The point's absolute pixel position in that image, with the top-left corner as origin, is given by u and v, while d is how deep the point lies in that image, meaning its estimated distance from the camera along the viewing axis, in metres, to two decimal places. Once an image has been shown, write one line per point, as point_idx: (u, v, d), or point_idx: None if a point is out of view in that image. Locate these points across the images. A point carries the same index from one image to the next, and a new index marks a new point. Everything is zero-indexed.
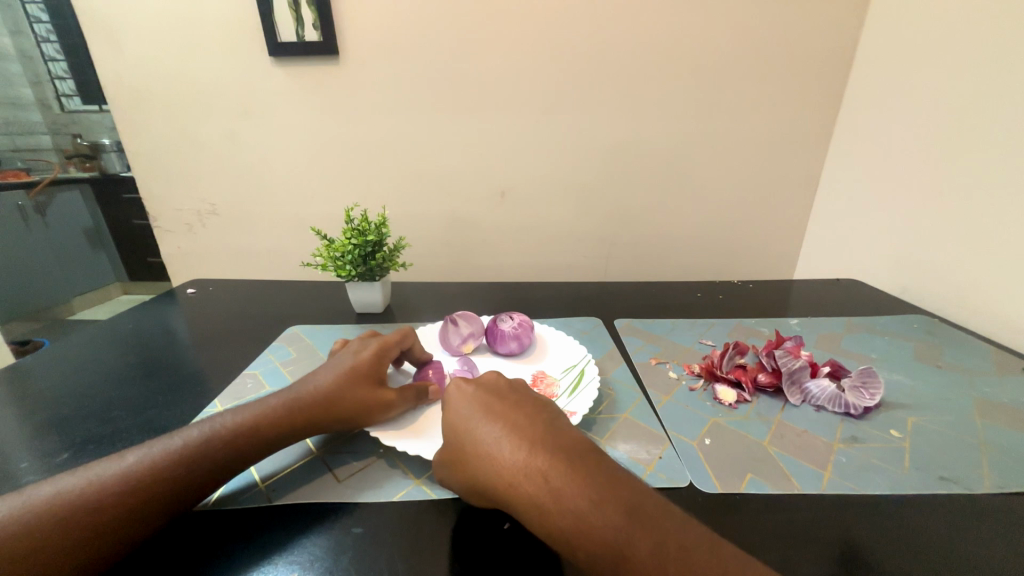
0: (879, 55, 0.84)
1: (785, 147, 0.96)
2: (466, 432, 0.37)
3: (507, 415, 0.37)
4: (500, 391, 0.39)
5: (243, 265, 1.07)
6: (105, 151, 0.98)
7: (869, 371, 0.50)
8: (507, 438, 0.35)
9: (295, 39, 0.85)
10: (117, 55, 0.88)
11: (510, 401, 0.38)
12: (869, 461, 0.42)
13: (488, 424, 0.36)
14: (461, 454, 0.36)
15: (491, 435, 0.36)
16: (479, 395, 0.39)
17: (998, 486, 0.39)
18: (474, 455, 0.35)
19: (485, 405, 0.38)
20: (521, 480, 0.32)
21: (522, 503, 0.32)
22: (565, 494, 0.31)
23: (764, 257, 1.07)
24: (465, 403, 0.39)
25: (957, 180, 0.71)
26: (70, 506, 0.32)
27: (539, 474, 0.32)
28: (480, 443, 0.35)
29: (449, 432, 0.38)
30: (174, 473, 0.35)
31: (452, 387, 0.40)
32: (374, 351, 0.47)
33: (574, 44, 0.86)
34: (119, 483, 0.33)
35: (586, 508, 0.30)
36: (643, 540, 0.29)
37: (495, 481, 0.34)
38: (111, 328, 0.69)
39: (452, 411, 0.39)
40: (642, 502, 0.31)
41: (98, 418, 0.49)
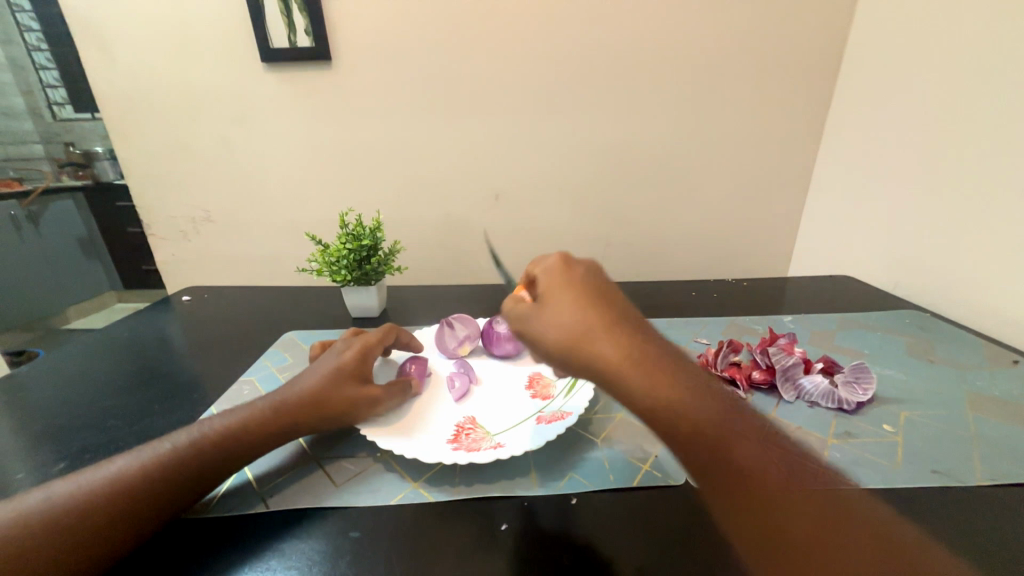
0: (866, 54, 0.85)
1: (777, 146, 0.96)
2: (572, 306, 0.33)
3: (614, 299, 0.34)
4: (601, 277, 0.36)
5: (238, 272, 1.07)
6: (99, 159, 0.99)
7: (862, 366, 0.51)
8: (616, 325, 0.32)
9: (287, 45, 0.85)
10: (109, 63, 0.88)
11: (613, 289, 0.35)
12: (863, 456, 0.42)
13: (598, 306, 0.33)
14: (563, 322, 0.32)
15: (601, 315, 0.32)
16: (586, 274, 0.35)
17: (990, 477, 0.39)
18: (581, 330, 0.32)
19: (590, 287, 0.34)
20: (636, 365, 0.30)
21: (625, 381, 0.30)
22: (674, 387, 0.30)
23: (758, 256, 1.07)
24: (571, 279, 0.34)
25: (945, 176, 0.72)
26: (60, 512, 0.32)
27: (654, 363, 0.30)
28: (585, 321, 0.32)
29: (551, 302, 0.34)
30: (164, 479, 0.35)
31: (553, 260, 0.37)
32: (358, 349, 0.47)
33: (566, 47, 0.87)
34: (109, 488, 0.33)
35: (698, 409, 0.29)
36: (745, 442, 0.29)
37: (599, 355, 0.31)
38: (105, 337, 0.69)
39: (559, 282, 0.34)
40: (738, 412, 0.30)
41: (94, 427, 0.49)
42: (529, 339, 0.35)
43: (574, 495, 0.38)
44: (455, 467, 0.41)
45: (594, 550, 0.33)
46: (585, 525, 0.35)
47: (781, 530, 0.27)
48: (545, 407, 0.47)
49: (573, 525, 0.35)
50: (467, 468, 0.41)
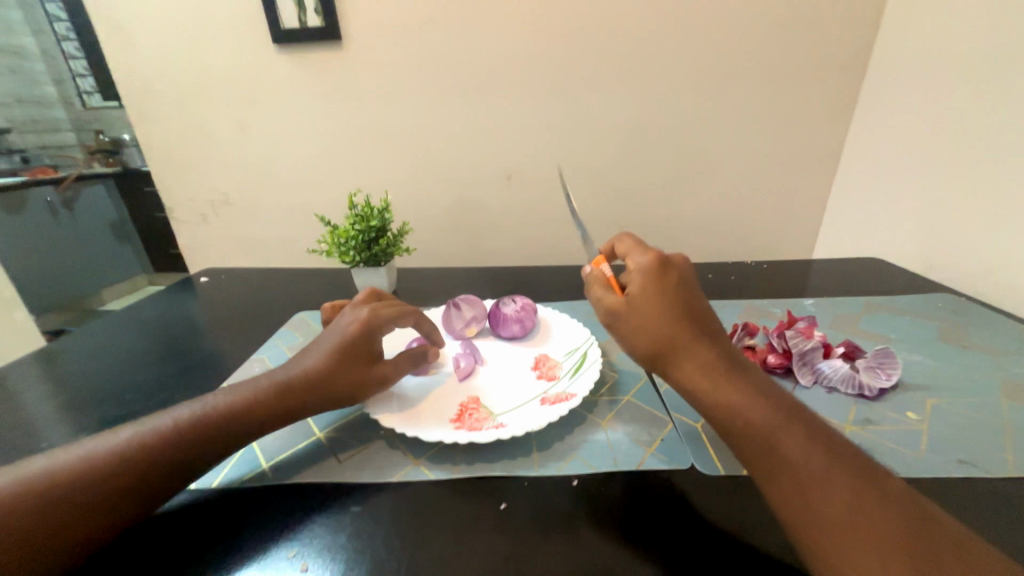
0: (907, 17, 0.79)
1: (804, 120, 0.91)
2: (660, 305, 0.37)
3: (698, 306, 0.38)
4: (686, 284, 0.39)
5: (255, 254, 1.09)
6: (126, 146, 1.02)
7: (886, 351, 0.48)
8: (697, 329, 0.36)
9: (297, 24, 0.84)
10: (125, 47, 0.89)
11: (698, 296, 0.39)
12: (882, 444, 0.40)
13: (683, 310, 0.37)
14: (651, 320, 0.37)
15: (686, 319, 0.36)
16: (675, 280, 0.39)
17: (1021, 469, 0.37)
18: (666, 329, 0.36)
19: (678, 289, 0.38)
20: (700, 368, 0.35)
21: (696, 377, 0.35)
22: (738, 386, 0.34)
23: (780, 237, 1.03)
24: (663, 283, 0.38)
25: (989, 150, 0.66)
26: (61, 480, 0.33)
27: (716, 367, 0.34)
28: (662, 325, 0.36)
29: (642, 301, 0.37)
30: (160, 452, 0.36)
31: (650, 263, 0.40)
32: (362, 323, 0.45)
33: (579, 19, 0.83)
34: (105, 460, 0.34)
35: (757, 406, 0.32)
36: (805, 438, 0.31)
37: (676, 352, 0.35)
38: (129, 316, 0.72)
39: (652, 285, 0.38)
40: (799, 411, 0.33)
41: (113, 401, 0.51)
42: (616, 329, 0.39)
43: (575, 477, 0.38)
44: (456, 446, 0.41)
45: (591, 528, 0.33)
46: (583, 504, 0.35)
47: (824, 518, 0.28)
48: (549, 389, 0.46)
49: (571, 505, 0.35)
50: (468, 447, 0.41)
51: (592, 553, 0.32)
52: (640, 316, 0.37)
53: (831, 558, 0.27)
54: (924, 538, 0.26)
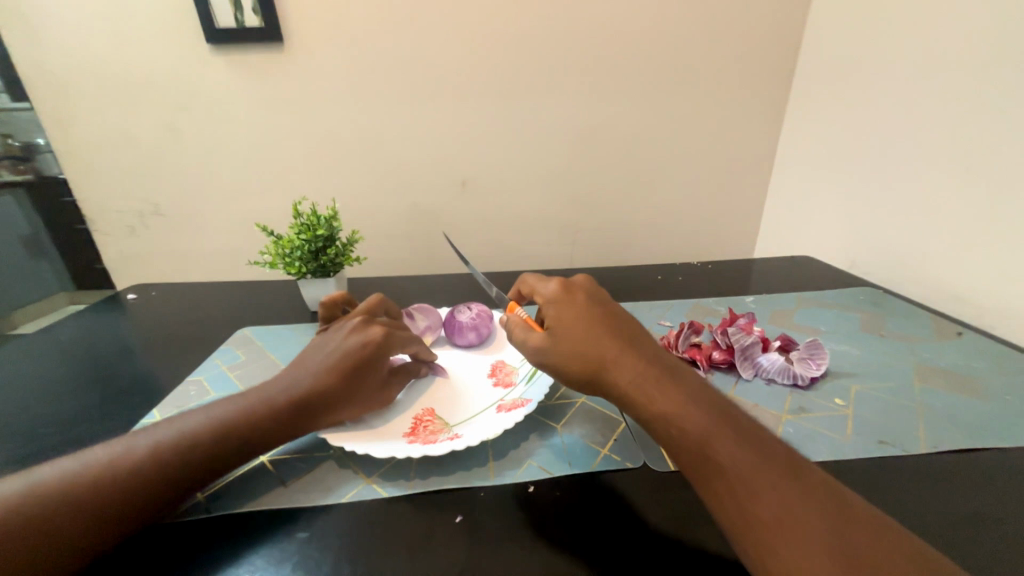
0: (825, 35, 0.86)
1: (741, 128, 0.97)
2: (579, 332, 0.39)
3: (621, 323, 0.40)
4: (600, 302, 0.41)
5: (192, 267, 1.01)
6: (40, 151, 0.89)
7: (815, 342, 0.52)
8: (619, 344, 0.38)
9: (233, 23, 0.80)
10: (36, 43, 0.81)
11: (613, 312, 0.41)
12: (814, 430, 0.43)
13: (603, 331, 0.39)
14: (575, 347, 0.38)
15: (607, 337, 0.38)
16: (587, 302, 0.41)
17: (932, 445, 0.41)
18: (591, 351, 0.38)
19: (593, 311, 0.40)
20: (635, 384, 0.36)
21: (627, 393, 0.36)
22: (669, 396, 0.34)
23: (723, 238, 1.09)
24: (577, 310, 0.40)
25: (898, 155, 0.74)
26: (15, 512, 0.31)
27: (650, 380, 0.35)
28: (595, 347, 0.38)
29: (564, 332, 0.39)
30: (101, 485, 0.32)
31: (565, 294, 0.42)
32: (377, 343, 0.44)
33: (530, 28, 0.85)
34: (33, 499, 0.31)
35: (691, 414, 0.33)
36: (738, 443, 0.32)
37: (603, 372, 0.37)
38: (43, 340, 0.64)
39: (566, 315, 0.40)
40: (734, 416, 0.34)
41: (21, 437, 0.46)
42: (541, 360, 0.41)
43: (531, 483, 0.38)
44: (412, 460, 0.40)
45: (549, 533, 0.33)
46: (542, 509, 0.35)
47: (760, 521, 0.29)
48: (506, 396, 0.46)
49: (529, 512, 0.35)
50: (423, 461, 0.40)
51: (550, 559, 0.32)
52: (572, 341, 0.39)
53: (775, 561, 0.27)
54: (850, 528, 0.28)
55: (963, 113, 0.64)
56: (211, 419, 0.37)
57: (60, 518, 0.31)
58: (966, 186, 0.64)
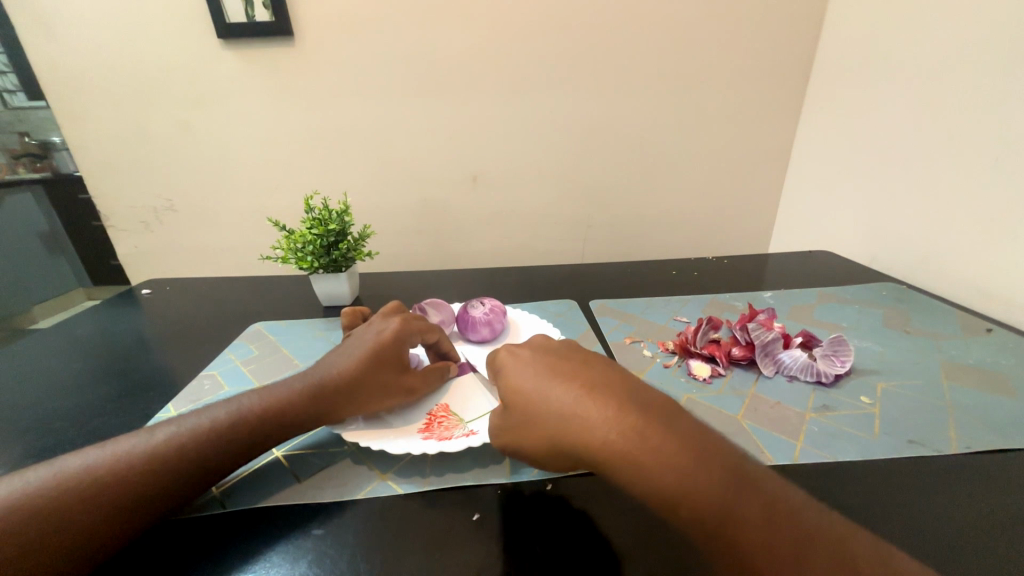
0: (846, 23, 0.83)
1: (757, 120, 0.95)
2: (537, 395, 0.35)
3: (585, 370, 0.35)
4: (553, 353, 0.38)
5: (206, 263, 1.02)
6: (55, 149, 0.90)
7: (839, 338, 0.51)
8: (585, 396, 0.33)
9: (243, 19, 0.79)
10: (50, 40, 0.81)
11: (570, 359, 0.37)
12: (840, 429, 0.42)
13: (562, 386, 0.34)
14: (534, 415, 0.34)
15: (570, 390, 0.34)
16: (537, 359, 0.37)
17: (964, 445, 0.40)
18: (555, 414, 0.33)
19: (549, 367, 0.36)
20: (614, 437, 0.30)
21: (606, 457, 0.30)
22: (658, 452, 0.29)
23: (737, 232, 1.07)
24: (528, 370, 0.37)
25: (921, 144, 0.71)
26: (42, 502, 0.31)
27: (631, 429, 0.30)
28: (560, 405, 0.33)
29: (519, 401, 0.36)
30: (126, 477, 0.33)
31: (510, 357, 0.39)
32: (396, 329, 0.45)
33: (540, 17, 0.83)
34: (63, 488, 0.32)
35: (688, 468, 0.28)
36: (750, 501, 0.27)
37: (574, 437, 0.32)
38: (62, 334, 0.65)
39: (517, 379, 0.37)
40: (741, 465, 0.29)
41: (41, 430, 0.46)
42: (503, 439, 0.36)
43: (548, 481, 0.37)
44: (426, 456, 0.40)
45: (566, 536, 0.33)
46: (558, 511, 0.35)
47: None
48: None
49: (546, 510, 0.35)
50: (438, 457, 0.40)
51: (569, 559, 0.31)
52: (535, 404, 0.34)
53: None
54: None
55: (991, 97, 0.61)
56: (231, 413, 0.37)
57: (83, 512, 0.31)
58: (994, 174, 0.62)
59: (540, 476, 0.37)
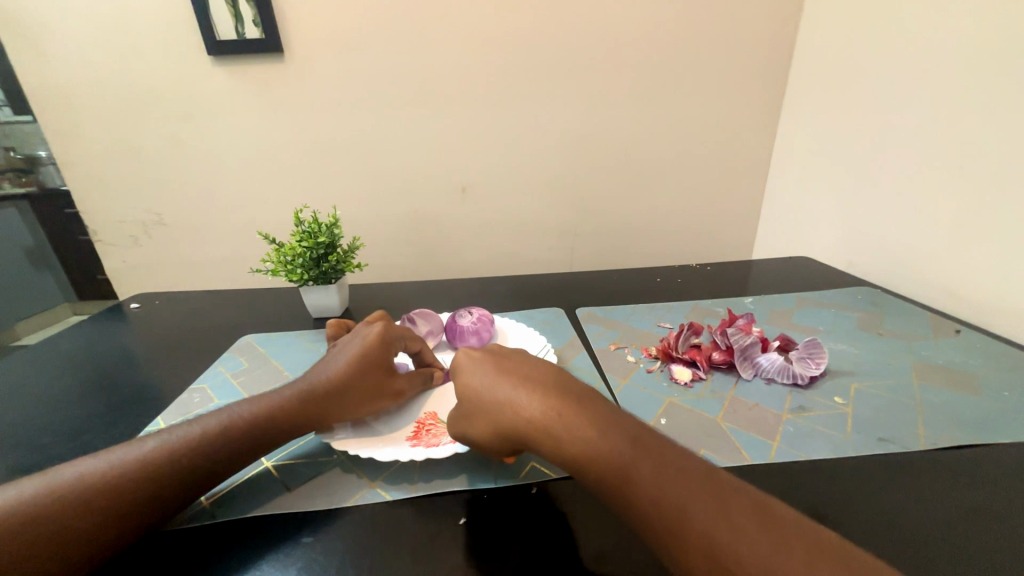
0: (819, 38, 0.87)
1: (738, 131, 0.98)
2: (477, 390, 0.38)
3: (523, 366, 0.39)
4: (500, 352, 0.42)
5: (194, 276, 1.02)
6: (42, 163, 0.90)
7: (814, 342, 0.52)
8: (522, 389, 0.36)
9: (235, 36, 0.81)
10: (40, 57, 0.82)
11: (515, 357, 0.41)
12: (815, 428, 0.43)
13: (498, 378, 0.38)
14: (477, 407, 0.38)
15: (505, 384, 0.37)
16: (478, 356, 0.41)
17: (931, 442, 0.41)
18: (490, 407, 0.37)
19: (488, 363, 0.40)
20: (539, 421, 0.34)
21: (537, 440, 0.34)
22: (582, 434, 0.32)
23: (721, 240, 1.09)
24: (469, 367, 0.40)
25: (895, 151, 0.74)
26: (43, 510, 0.31)
27: (554, 413, 0.34)
28: (495, 397, 0.37)
29: (465, 395, 0.39)
30: (123, 486, 0.33)
31: (458, 356, 0.42)
32: (380, 336, 0.46)
33: (528, 33, 0.86)
34: (62, 498, 0.32)
35: (601, 440, 0.32)
36: (654, 459, 0.30)
37: (508, 425, 0.36)
38: (48, 350, 0.65)
39: (459, 375, 0.40)
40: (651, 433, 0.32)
41: (28, 447, 0.46)
42: (454, 430, 0.39)
43: (534, 484, 0.38)
44: (414, 464, 0.40)
45: (549, 537, 0.34)
46: (543, 511, 0.36)
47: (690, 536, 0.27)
48: None
49: (531, 513, 0.35)
50: (425, 465, 0.40)
51: (551, 559, 0.32)
52: (475, 398, 0.38)
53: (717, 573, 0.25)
54: (789, 551, 0.25)
55: (961, 105, 0.64)
56: (222, 422, 0.38)
57: (83, 522, 0.31)
58: (964, 182, 0.64)
59: (525, 479, 0.38)
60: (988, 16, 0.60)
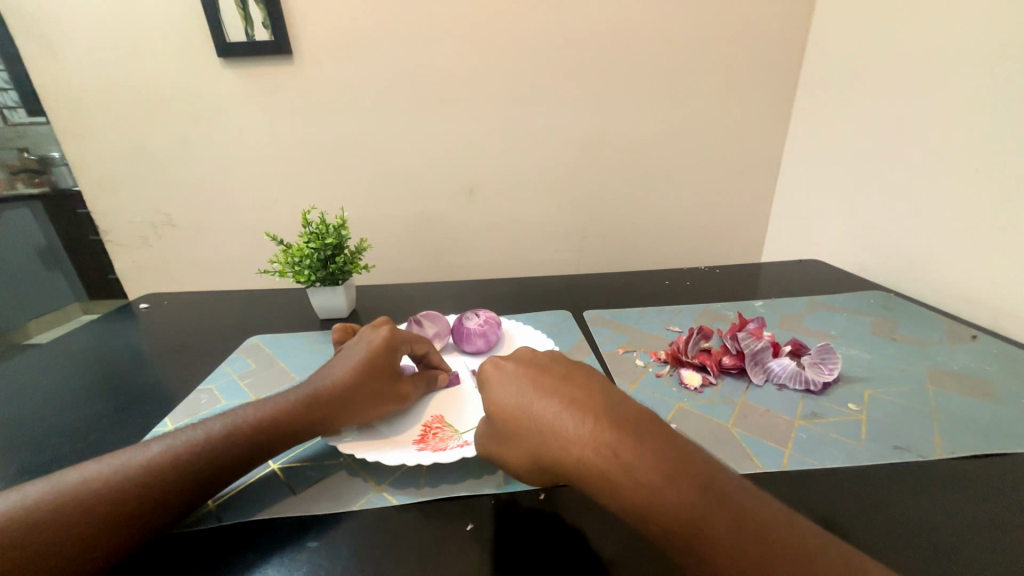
0: (830, 39, 0.86)
1: (747, 133, 0.97)
2: (520, 410, 0.36)
3: (569, 386, 0.36)
4: (538, 366, 0.39)
5: (202, 277, 1.03)
6: (55, 165, 0.91)
7: (827, 347, 0.52)
8: (563, 409, 0.34)
9: (244, 38, 0.81)
10: (53, 59, 0.83)
11: (555, 372, 0.38)
12: (829, 435, 0.43)
13: (543, 400, 0.35)
14: (518, 430, 0.35)
15: (551, 405, 0.35)
16: (520, 372, 0.38)
17: (949, 451, 0.40)
18: (534, 432, 0.34)
19: (532, 381, 0.37)
20: (588, 453, 0.31)
21: (584, 473, 0.31)
22: (631, 463, 0.30)
23: (730, 242, 1.08)
24: (512, 385, 0.38)
25: (908, 152, 0.73)
26: (53, 512, 0.32)
27: (606, 446, 0.31)
28: (539, 421, 0.34)
29: (501, 414, 0.37)
30: (133, 488, 0.33)
31: (494, 370, 0.39)
32: (386, 340, 0.46)
33: (536, 33, 0.86)
34: (72, 500, 0.32)
35: (659, 483, 0.29)
36: (721, 512, 0.27)
37: (553, 453, 0.33)
38: (58, 349, 0.66)
39: (500, 393, 0.38)
40: (714, 478, 0.29)
41: (38, 445, 0.46)
42: (497, 454, 0.37)
43: (541, 490, 0.37)
44: (420, 467, 0.40)
45: (555, 544, 0.33)
46: (550, 519, 0.35)
47: None
48: None
49: (538, 521, 0.35)
50: (432, 468, 0.40)
51: (558, 566, 0.31)
52: (517, 419, 0.36)
53: None
54: None
55: (978, 106, 0.63)
56: (229, 425, 0.38)
57: (93, 524, 0.32)
58: (981, 185, 0.63)
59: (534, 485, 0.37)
60: (1008, 15, 0.58)
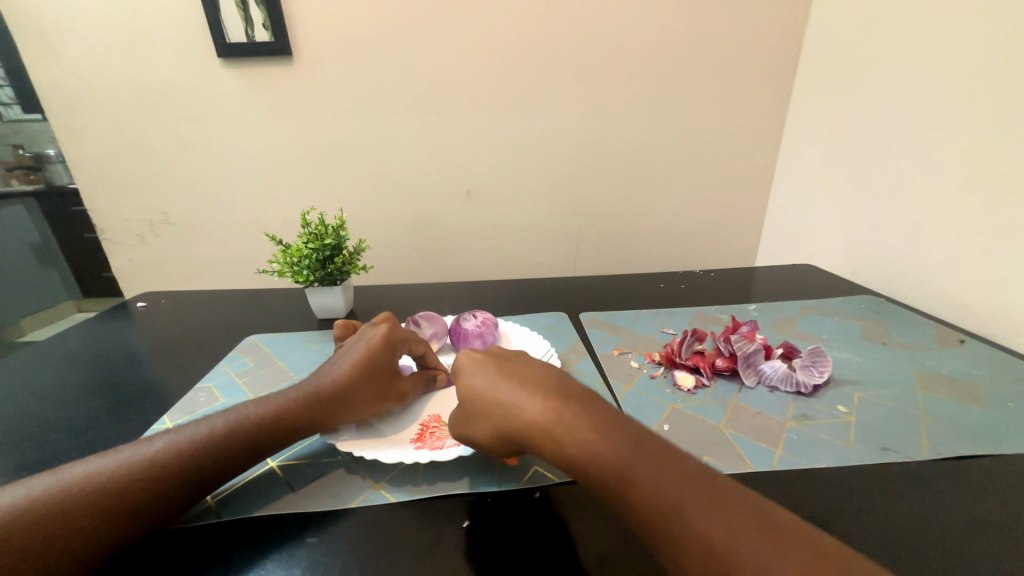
0: (824, 47, 0.88)
1: (742, 138, 0.99)
2: (480, 391, 0.38)
3: (528, 370, 0.39)
4: (503, 355, 0.41)
5: (199, 275, 1.03)
6: (50, 162, 0.91)
7: (817, 350, 0.53)
8: (524, 391, 0.37)
9: (244, 39, 0.82)
10: (52, 56, 0.83)
11: (517, 359, 0.41)
12: (819, 437, 0.43)
13: (504, 381, 0.38)
14: (481, 408, 0.38)
15: (511, 385, 0.37)
16: (484, 357, 0.41)
17: (935, 452, 0.42)
18: (493, 409, 0.37)
19: (494, 364, 0.40)
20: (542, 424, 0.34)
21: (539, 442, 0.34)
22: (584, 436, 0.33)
23: (725, 247, 1.10)
24: (474, 368, 0.40)
25: (899, 160, 0.74)
26: (55, 507, 0.32)
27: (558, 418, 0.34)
28: (500, 399, 0.37)
29: (464, 395, 0.39)
30: (134, 484, 0.33)
31: (463, 357, 0.41)
32: (384, 339, 0.47)
33: (534, 37, 0.86)
34: (74, 496, 0.32)
35: (602, 446, 0.32)
36: (654, 467, 0.30)
37: (512, 426, 0.36)
38: (55, 347, 0.65)
39: (462, 376, 0.40)
40: (653, 443, 0.32)
41: (36, 442, 0.46)
42: (461, 434, 0.39)
43: (537, 489, 0.38)
44: (418, 466, 0.41)
45: (549, 540, 0.34)
46: (546, 515, 0.36)
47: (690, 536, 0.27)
48: None
49: (534, 518, 0.35)
50: (429, 467, 0.41)
51: (553, 562, 0.32)
52: (478, 398, 0.38)
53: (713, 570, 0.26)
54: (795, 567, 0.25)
55: (967, 115, 0.64)
56: (231, 421, 0.38)
57: (95, 519, 0.32)
58: (969, 192, 0.64)
59: (530, 483, 0.38)
60: (996, 28, 0.60)
